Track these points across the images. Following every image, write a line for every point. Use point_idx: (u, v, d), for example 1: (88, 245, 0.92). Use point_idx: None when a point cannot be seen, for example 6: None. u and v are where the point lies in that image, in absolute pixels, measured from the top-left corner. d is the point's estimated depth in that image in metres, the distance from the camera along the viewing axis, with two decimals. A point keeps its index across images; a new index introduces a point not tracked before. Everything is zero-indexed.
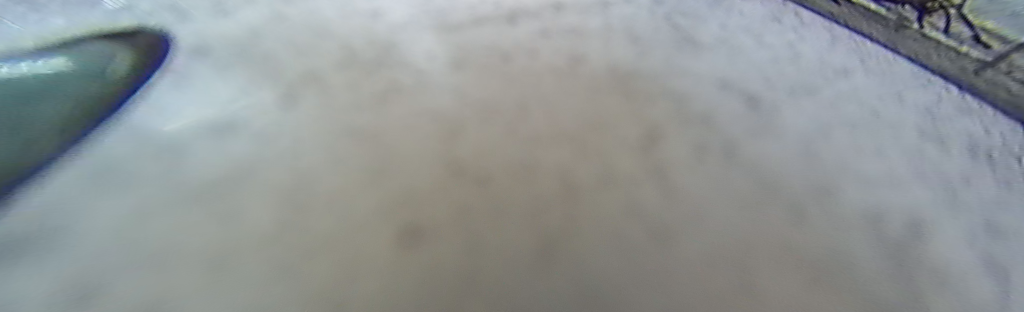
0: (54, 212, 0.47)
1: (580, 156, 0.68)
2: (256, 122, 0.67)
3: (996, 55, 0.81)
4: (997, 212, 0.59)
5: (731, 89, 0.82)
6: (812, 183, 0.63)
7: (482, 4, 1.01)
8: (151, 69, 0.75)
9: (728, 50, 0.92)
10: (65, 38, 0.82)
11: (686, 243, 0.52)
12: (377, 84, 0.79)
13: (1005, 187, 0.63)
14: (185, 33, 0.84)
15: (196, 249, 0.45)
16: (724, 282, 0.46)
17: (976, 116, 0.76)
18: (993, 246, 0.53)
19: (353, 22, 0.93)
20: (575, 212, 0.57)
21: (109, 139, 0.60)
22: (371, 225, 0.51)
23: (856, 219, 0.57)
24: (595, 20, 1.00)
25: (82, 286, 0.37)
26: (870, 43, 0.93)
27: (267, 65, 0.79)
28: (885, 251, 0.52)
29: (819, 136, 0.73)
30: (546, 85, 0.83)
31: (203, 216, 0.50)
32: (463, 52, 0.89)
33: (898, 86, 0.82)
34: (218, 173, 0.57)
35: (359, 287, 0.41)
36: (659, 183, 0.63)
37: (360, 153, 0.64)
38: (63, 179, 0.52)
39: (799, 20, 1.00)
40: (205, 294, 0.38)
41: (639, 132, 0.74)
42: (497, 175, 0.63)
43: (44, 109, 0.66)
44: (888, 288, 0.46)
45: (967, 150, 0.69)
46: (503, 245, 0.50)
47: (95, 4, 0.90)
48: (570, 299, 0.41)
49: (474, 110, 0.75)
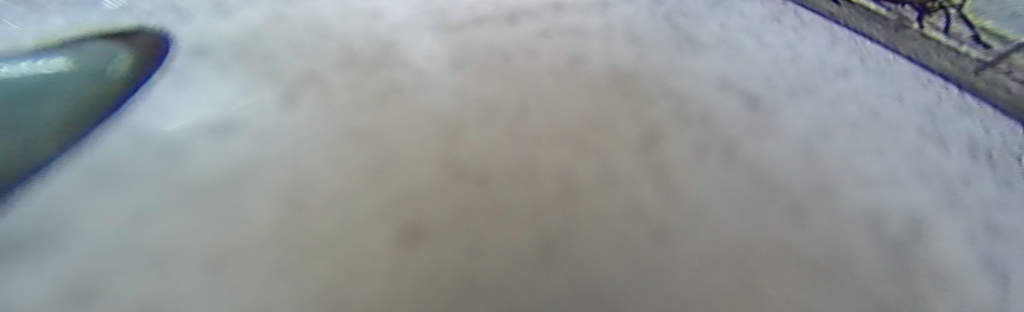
0: (54, 211, 0.47)
1: (580, 156, 0.68)
2: (257, 121, 0.67)
3: (996, 55, 0.83)
4: (996, 212, 0.59)
5: (731, 90, 0.82)
6: (812, 183, 0.63)
7: (482, 4, 1.01)
8: (152, 69, 0.75)
9: (728, 50, 0.92)
10: (65, 38, 0.82)
11: (687, 244, 0.52)
12: (378, 84, 0.79)
13: (1005, 186, 0.64)
14: (186, 33, 0.84)
15: (197, 249, 0.45)
16: (725, 282, 0.46)
17: (976, 115, 0.76)
18: (994, 246, 0.54)
19: (354, 22, 0.93)
20: (575, 212, 0.57)
21: (110, 139, 0.60)
22: (371, 224, 0.51)
23: (856, 219, 0.57)
24: (596, 20, 1.00)
25: (80, 287, 0.37)
26: (870, 43, 0.92)
27: (268, 65, 0.79)
28: (886, 252, 0.52)
29: (818, 136, 0.73)
30: (546, 85, 0.83)
31: (202, 218, 0.50)
32: (464, 52, 0.88)
33: (899, 86, 0.82)
34: (218, 173, 0.57)
35: (360, 286, 0.42)
36: (659, 183, 0.64)
37: (360, 153, 0.64)
38: (64, 179, 0.52)
39: (799, 20, 0.99)
40: (206, 296, 0.38)
41: (639, 132, 0.74)
42: (497, 176, 0.63)
43: (43, 110, 0.66)
44: (886, 289, 0.47)
45: (967, 150, 0.70)
46: (503, 245, 0.50)
47: (94, 3, 0.90)
48: (569, 299, 0.42)
49: (474, 110, 0.75)
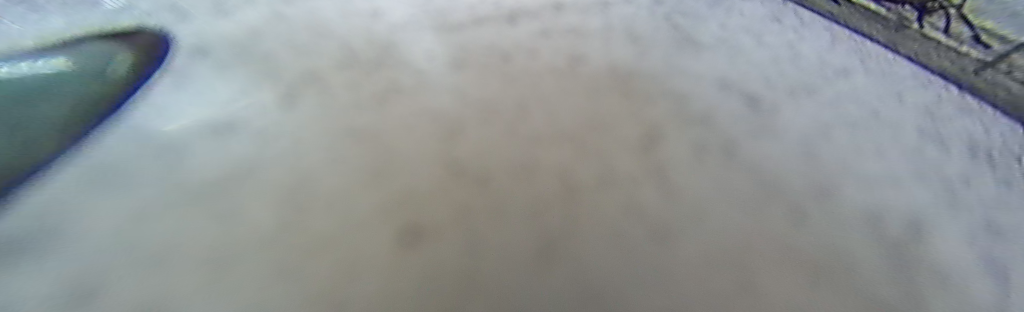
0: (54, 212, 0.47)
1: (580, 156, 0.68)
2: (256, 121, 0.67)
3: (996, 55, 0.83)
4: (996, 212, 0.59)
5: (731, 90, 0.82)
6: (812, 183, 0.63)
7: (482, 4, 1.01)
8: (151, 69, 0.75)
9: (728, 50, 0.92)
10: (65, 38, 0.82)
11: (687, 244, 0.52)
12: (378, 84, 0.79)
13: (1005, 187, 0.63)
14: (186, 33, 0.84)
15: (197, 250, 0.45)
16: (724, 282, 0.46)
17: (976, 115, 0.76)
18: (993, 246, 0.54)
19: (354, 22, 0.93)
20: (575, 212, 0.57)
21: (110, 139, 0.61)
22: (371, 224, 0.51)
23: (856, 219, 0.57)
24: (596, 20, 1.00)
25: (80, 288, 0.37)
26: (870, 43, 0.92)
27: (268, 65, 0.80)
28: (886, 252, 0.52)
29: (818, 136, 0.73)
30: (546, 85, 0.83)
31: (201, 218, 0.50)
32: (464, 52, 0.88)
33: (898, 87, 0.82)
34: (218, 173, 0.57)
35: (360, 286, 0.42)
36: (659, 183, 0.64)
37: (360, 153, 0.64)
38: (64, 179, 0.52)
39: (799, 20, 0.99)
40: (206, 296, 0.38)
41: (639, 132, 0.74)
42: (497, 176, 0.63)
43: (43, 110, 0.66)
44: (885, 289, 0.47)
45: (967, 150, 0.69)
46: (503, 245, 0.50)
47: (95, 4, 0.90)
48: (569, 298, 0.42)
49: (474, 110, 0.75)
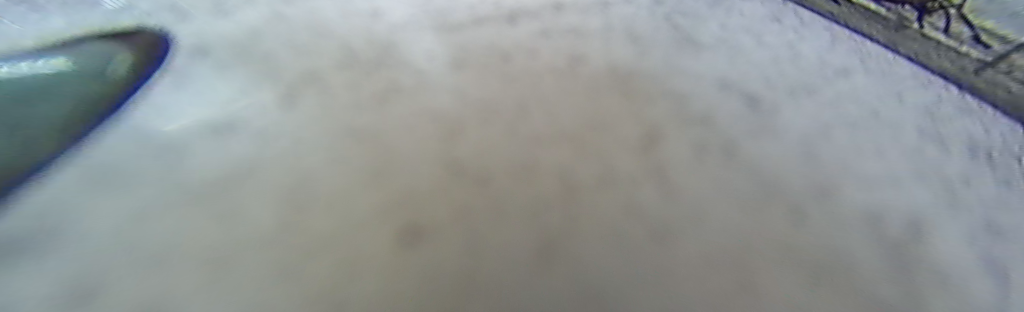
0: (53, 212, 0.47)
1: (580, 156, 0.68)
2: (256, 121, 0.67)
3: (996, 55, 0.83)
4: (997, 212, 0.59)
5: (731, 89, 0.82)
6: (812, 183, 0.63)
7: (482, 4, 1.01)
8: (151, 69, 0.75)
9: (728, 50, 0.92)
10: (65, 38, 0.82)
11: (686, 243, 0.53)
12: (378, 84, 0.79)
13: (1004, 187, 0.63)
14: (186, 33, 0.85)
15: (196, 250, 0.45)
16: (724, 282, 0.47)
17: (976, 115, 0.76)
18: (993, 246, 0.54)
19: (354, 22, 0.93)
20: (575, 212, 0.57)
21: (110, 139, 0.61)
22: (371, 224, 0.51)
23: (856, 219, 0.57)
24: (596, 20, 1.00)
25: (80, 288, 0.37)
26: (870, 43, 0.92)
27: (268, 65, 0.80)
28: (887, 253, 0.52)
29: (818, 136, 0.73)
30: (546, 85, 0.83)
31: (201, 219, 0.50)
32: (464, 52, 0.88)
33: (899, 87, 0.82)
34: (218, 173, 0.57)
35: (360, 286, 0.42)
36: (659, 183, 0.64)
37: (359, 153, 0.64)
38: (64, 179, 0.52)
39: (799, 20, 1.00)
40: (206, 295, 0.38)
41: (639, 132, 0.74)
42: (497, 176, 0.63)
43: (43, 110, 0.66)
44: (886, 289, 0.47)
45: (967, 150, 0.69)
46: (502, 244, 0.50)
47: (95, 4, 0.90)
48: (569, 298, 0.42)
49: (474, 110, 0.75)
